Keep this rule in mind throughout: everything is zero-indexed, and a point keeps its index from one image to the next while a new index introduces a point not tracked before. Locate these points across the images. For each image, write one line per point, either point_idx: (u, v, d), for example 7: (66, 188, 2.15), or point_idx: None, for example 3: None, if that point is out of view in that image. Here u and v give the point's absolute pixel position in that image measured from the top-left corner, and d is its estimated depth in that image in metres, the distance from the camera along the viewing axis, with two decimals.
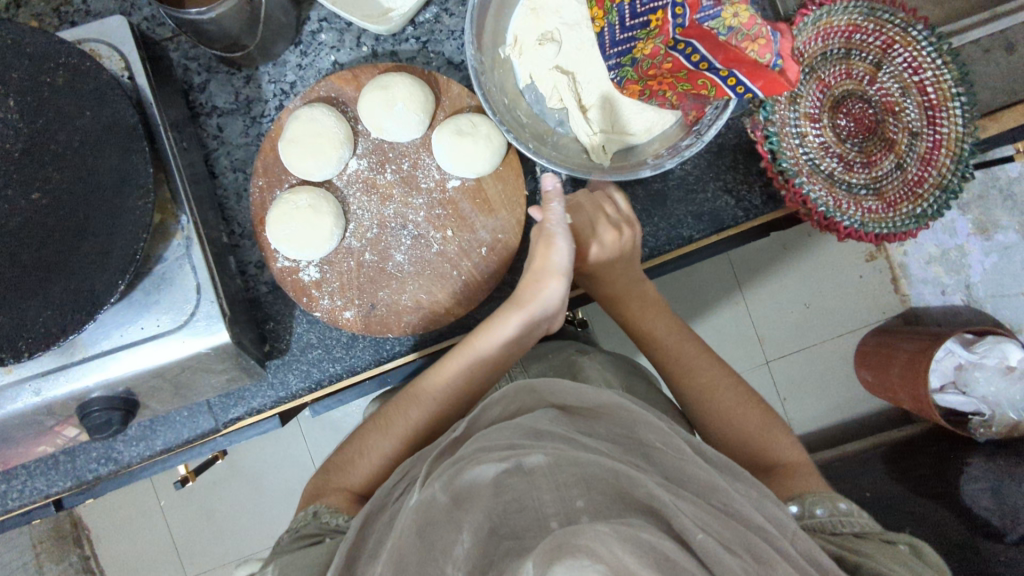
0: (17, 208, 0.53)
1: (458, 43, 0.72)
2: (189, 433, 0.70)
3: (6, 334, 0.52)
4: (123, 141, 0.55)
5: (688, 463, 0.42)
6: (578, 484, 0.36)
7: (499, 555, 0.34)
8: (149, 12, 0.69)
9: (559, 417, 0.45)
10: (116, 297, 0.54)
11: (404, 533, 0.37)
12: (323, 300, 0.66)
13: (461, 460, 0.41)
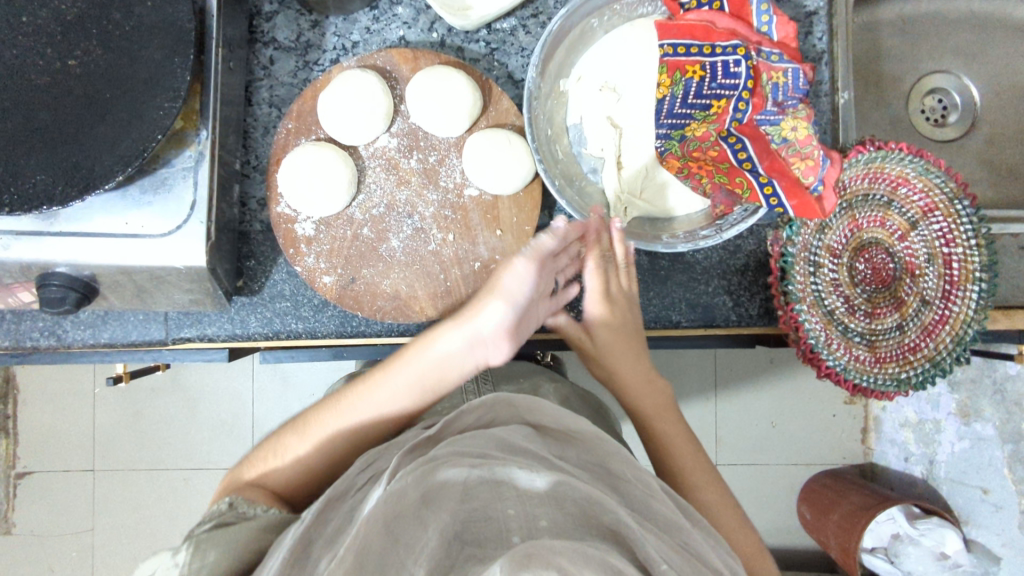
0: (50, 69, 0.54)
1: (524, 61, 0.72)
2: (137, 336, 0.69)
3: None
4: (172, 39, 0.55)
5: (654, 500, 0.44)
6: (544, 502, 0.39)
7: (459, 560, 0.36)
8: None
9: (534, 434, 0.47)
10: (111, 185, 0.54)
11: (369, 518, 0.37)
12: (308, 258, 0.65)
13: (432, 460, 0.41)
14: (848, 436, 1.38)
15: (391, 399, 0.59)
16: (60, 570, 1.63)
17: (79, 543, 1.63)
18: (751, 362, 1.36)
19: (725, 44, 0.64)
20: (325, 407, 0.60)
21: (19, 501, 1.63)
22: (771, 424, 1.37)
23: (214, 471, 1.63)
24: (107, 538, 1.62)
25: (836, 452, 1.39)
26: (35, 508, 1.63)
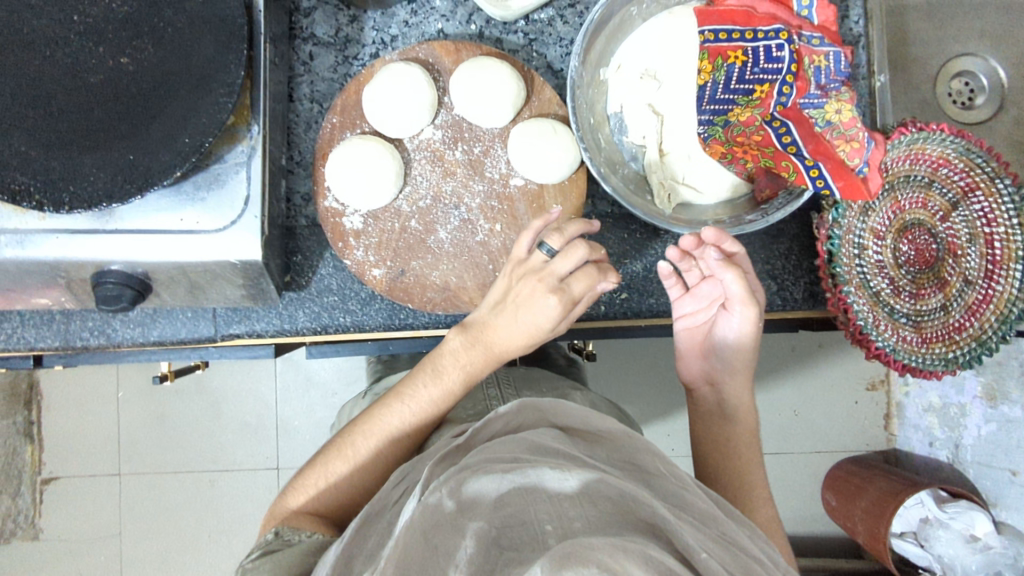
0: (104, 67, 0.54)
1: (563, 51, 0.72)
2: (187, 333, 0.69)
3: (50, 181, 0.52)
4: (224, 35, 0.56)
5: (689, 494, 0.42)
6: (578, 498, 0.36)
7: (499, 565, 0.32)
8: None
9: (571, 442, 0.45)
10: (169, 182, 0.54)
11: (404, 539, 0.36)
12: (357, 251, 0.65)
13: (466, 468, 0.40)
14: (871, 423, 1.39)
15: (418, 411, 0.61)
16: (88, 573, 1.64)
17: (109, 546, 1.64)
18: (777, 351, 1.36)
19: (767, 28, 0.65)
20: (362, 424, 0.61)
21: (45, 508, 1.64)
22: (794, 413, 1.38)
23: (241, 472, 1.65)
24: (135, 541, 1.64)
25: (860, 439, 1.40)
26: (62, 514, 1.64)
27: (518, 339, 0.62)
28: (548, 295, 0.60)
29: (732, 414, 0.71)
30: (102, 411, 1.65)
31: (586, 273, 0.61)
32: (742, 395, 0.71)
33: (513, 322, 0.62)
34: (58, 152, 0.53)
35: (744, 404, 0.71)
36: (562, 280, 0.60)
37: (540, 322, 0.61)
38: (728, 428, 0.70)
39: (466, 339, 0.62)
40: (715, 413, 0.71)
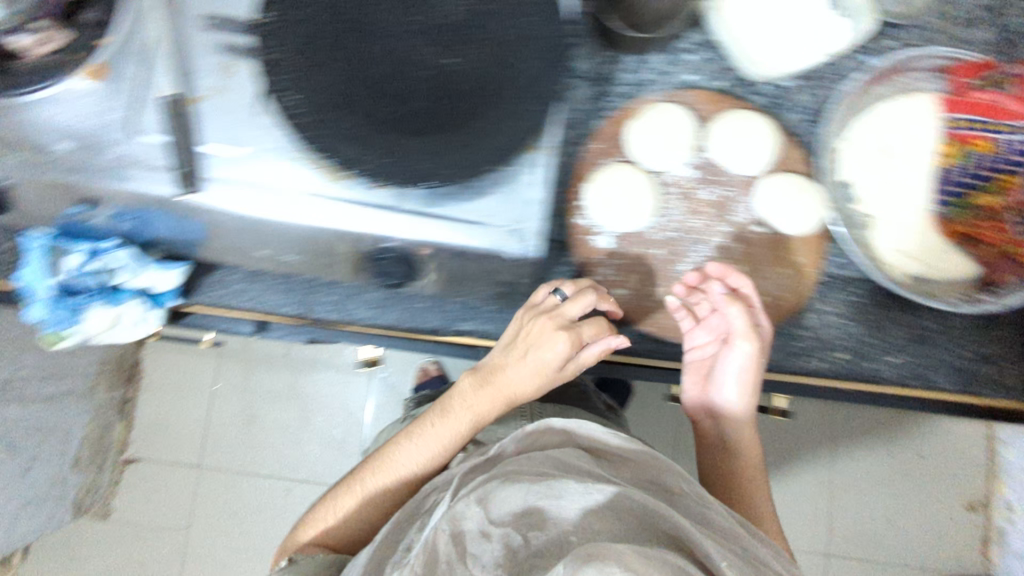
0: (433, 63, 0.57)
1: (803, 118, 0.74)
2: (417, 321, 0.72)
3: (365, 155, 0.57)
4: (546, 52, 0.58)
5: (711, 511, 0.54)
6: (602, 511, 0.49)
7: (527, 561, 0.48)
8: None
9: (602, 461, 0.57)
10: (478, 175, 0.57)
11: (441, 534, 0.51)
12: (603, 269, 0.68)
13: (499, 476, 0.54)
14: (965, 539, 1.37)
15: (425, 457, 0.68)
16: (150, 561, 1.63)
17: (174, 537, 1.63)
18: (871, 446, 1.38)
19: (1015, 121, 0.65)
20: (375, 464, 0.69)
21: (121, 488, 1.64)
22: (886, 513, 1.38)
23: (316, 485, 1.64)
24: (201, 536, 1.63)
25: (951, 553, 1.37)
26: (136, 496, 1.64)
27: (529, 380, 0.65)
28: (553, 333, 0.64)
29: (740, 453, 0.72)
30: (195, 400, 1.67)
31: (598, 325, 0.66)
32: (745, 433, 0.73)
33: (522, 366, 0.65)
34: (375, 130, 0.57)
35: (750, 440, 0.72)
36: (559, 313, 0.65)
37: (552, 366, 0.65)
38: (742, 466, 0.72)
39: (473, 382, 0.67)
40: (723, 440, 0.73)
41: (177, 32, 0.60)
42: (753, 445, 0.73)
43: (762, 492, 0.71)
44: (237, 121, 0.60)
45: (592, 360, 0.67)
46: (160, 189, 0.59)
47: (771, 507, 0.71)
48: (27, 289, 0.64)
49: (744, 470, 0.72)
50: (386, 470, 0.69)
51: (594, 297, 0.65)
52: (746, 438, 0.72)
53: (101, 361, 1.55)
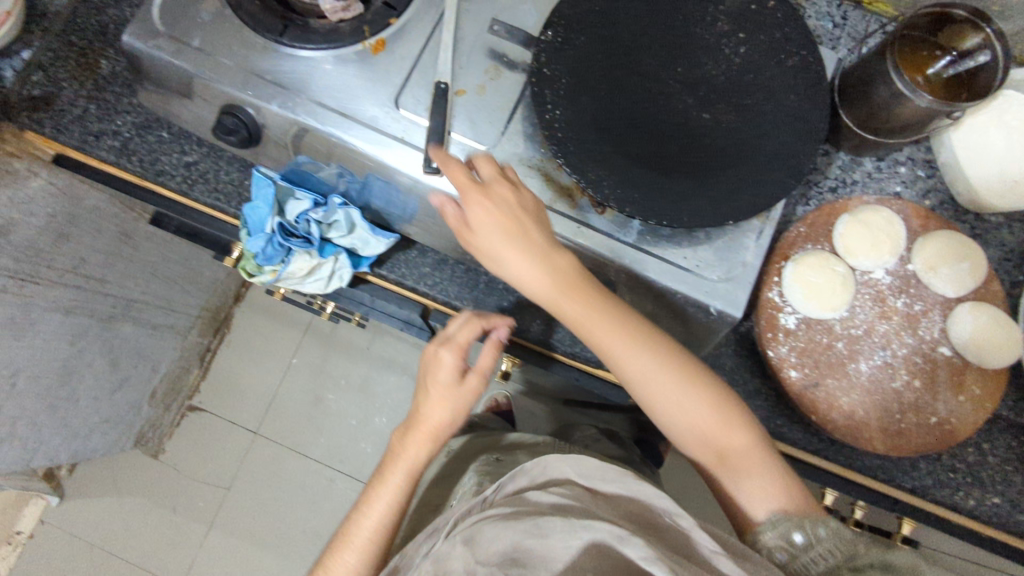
0: (692, 113, 0.60)
1: (1001, 257, 0.73)
2: (581, 350, 0.76)
3: (608, 179, 0.59)
4: (801, 131, 0.60)
5: (700, 542, 0.49)
6: (589, 551, 0.46)
7: None
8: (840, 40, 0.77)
9: (582, 493, 0.54)
10: (711, 226, 0.58)
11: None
12: (782, 347, 0.68)
13: (483, 520, 0.52)
14: None
15: (385, 508, 0.71)
16: (180, 513, 1.62)
17: (212, 496, 1.63)
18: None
19: None
20: (340, 544, 0.71)
21: (178, 432, 1.67)
22: None
23: (360, 483, 1.64)
24: (237, 502, 1.62)
25: None
26: (189, 444, 1.66)
27: (441, 408, 0.71)
28: (437, 353, 0.70)
29: (680, 415, 0.64)
30: (271, 368, 1.71)
31: (471, 323, 0.70)
32: (665, 373, 0.63)
33: (429, 395, 0.71)
34: (621, 160, 0.59)
35: (706, 416, 0.64)
36: (446, 337, 0.71)
37: (445, 381, 0.71)
38: (737, 464, 0.63)
39: (402, 428, 0.72)
40: (660, 406, 0.64)
41: (460, 31, 0.66)
42: (667, 377, 0.63)
43: (788, 496, 0.62)
44: (493, 121, 0.64)
45: (490, 363, 0.71)
46: (408, 162, 0.63)
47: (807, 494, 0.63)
48: (250, 221, 0.69)
49: (735, 476, 0.63)
50: (351, 542, 0.71)
51: (469, 314, 0.71)
52: (737, 438, 0.64)
53: (203, 306, 1.59)
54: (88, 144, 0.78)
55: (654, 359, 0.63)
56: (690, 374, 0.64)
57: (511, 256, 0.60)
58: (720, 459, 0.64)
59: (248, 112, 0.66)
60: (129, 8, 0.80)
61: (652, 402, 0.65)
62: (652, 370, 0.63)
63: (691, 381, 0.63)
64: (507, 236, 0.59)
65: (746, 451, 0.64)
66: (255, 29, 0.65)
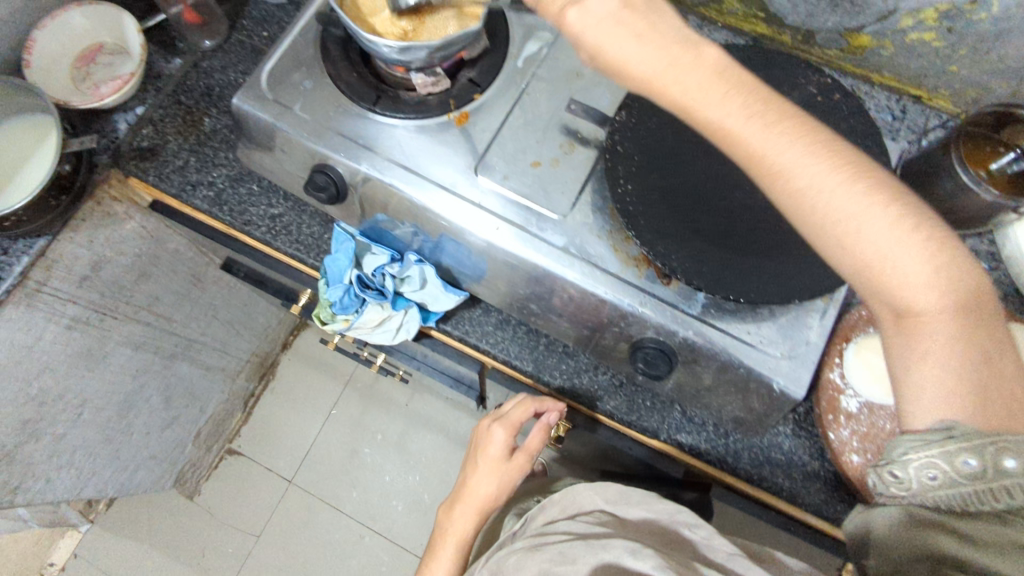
0: (758, 195, 0.63)
1: None
2: (639, 420, 0.74)
3: (676, 252, 0.61)
4: None
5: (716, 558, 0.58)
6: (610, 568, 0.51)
7: None
8: (899, 132, 0.79)
9: (609, 519, 0.66)
10: (777, 304, 0.60)
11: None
12: (842, 431, 0.68)
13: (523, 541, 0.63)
14: None
15: None
16: (210, 558, 1.61)
17: (242, 542, 1.63)
18: None
19: None
20: None
21: (215, 474, 1.68)
22: None
23: (389, 542, 1.62)
24: (267, 552, 1.61)
25: None
26: (225, 488, 1.67)
27: (488, 482, 0.76)
28: (491, 428, 0.77)
29: (828, 258, 0.49)
30: (312, 416, 1.73)
31: (524, 403, 0.76)
32: (835, 184, 0.48)
33: (479, 470, 0.76)
34: (689, 233, 0.62)
35: (884, 232, 0.46)
36: (501, 415, 0.77)
37: (494, 454, 0.76)
38: (924, 327, 0.46)
39: (452, 500, 0.77)
40: (835, 232, 0.48)
41: (538, 108, 0.71)
42: (853, 195, 0.47)
43: (988, 409, 0.44)
44: (565, 192, 0.67)
45: (537, 442, 0.76)
46: (483, 225, 0.66)
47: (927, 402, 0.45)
48: (330, 273, 0.76)
49: (908, 344, 0.47)
50: None
51: (523, 395, 0.77)
52: (927, 296, 0.46)
53: (253, 351, 1.64)
54: (185, 193, 0.83)
55: (862, 192, 0.47)
56: (871, 194, 0.47)
57: (661, 80, 0.51)
58: (899, 318, 0.47)
59: (338, 171, 0.71)
60: (234, 74, 0.88)
61: (825, 230, 0.48)
62: (818, 179, 0.48)
63: (866, 199, 0.47)
64: (644, 38, 0.51)
65: (942, 327, 0.45)
66: (351, 99, 0.72)
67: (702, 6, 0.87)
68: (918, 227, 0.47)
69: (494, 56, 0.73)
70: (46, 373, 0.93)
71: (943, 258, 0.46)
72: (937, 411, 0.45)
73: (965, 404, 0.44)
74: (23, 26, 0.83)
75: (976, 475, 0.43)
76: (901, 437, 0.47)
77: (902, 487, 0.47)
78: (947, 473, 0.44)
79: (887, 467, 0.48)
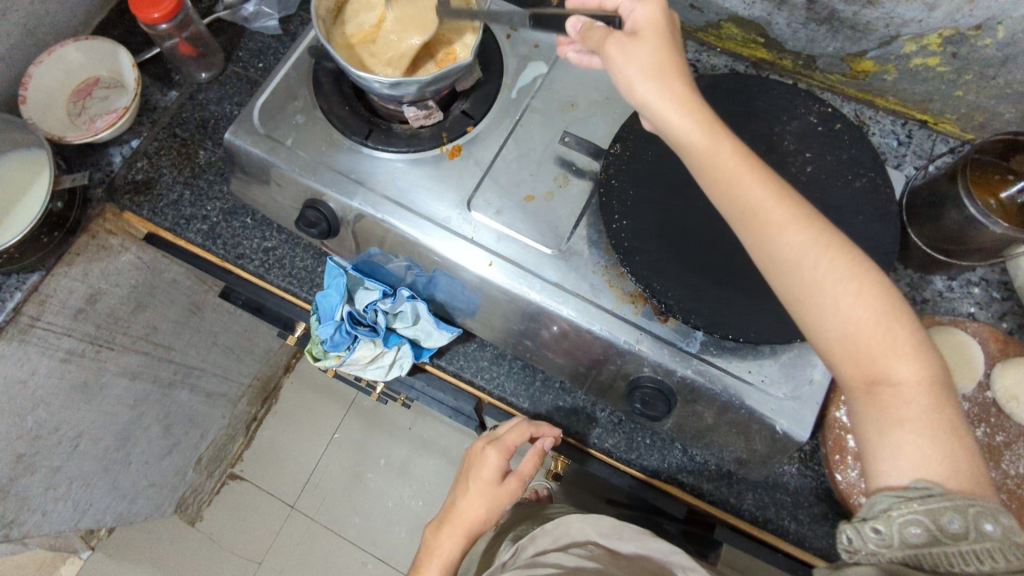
0: None
1: None
2: (639, 459, 0.72)
3: (673, 289, 0.59)
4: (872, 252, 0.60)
5: None
6: None
7: None
8: (902, 159, 0.78)
9: (602, 555, 0.69)
10: (778, 344, 0.58)
11: None
12: (849, 471, 0.65)
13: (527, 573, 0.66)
14: None
15: None
16: None
17: (243, 570, 1.61)
18: None
19: None
20: None
21: (216, 500, 1.67)
22: None
23: (392, 570, 1.59)
24: None
25: None
26: (226, 514, 1.66)
27: (478, 505, 0.73)
28: (484, 450, 0.74)
29: (814, 324, 0.51)
30: (314, 441, 1.71)
31: (519, 427, 0.72)
32: (828, 258, 0.49)
33: (470, 490, 0.74)
34: (686, 270, 0.60)
35: (869, 306, 0.49)
36: (496, 437, 0.74)
37: (486, 478, 0.73)
38: (897, 397, 0.48)
39: (439, 517, 0.75)
40: (850, 336, 0.49)
41: (532, 140, 0.70)
42: (844, 270, 0.49)
43: (958, 473, 0.46)
44: (560, 226, 0.66)
45: (532, 465, 0.72)
46: (475, 261, 0.65)
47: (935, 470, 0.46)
48: (322, 308, 0.74)
49: (879, 412, 0.49)
50: None
51: (520, 418, 0.73)
52: (904, 370, 0.48)
53: (255, 376, 1.63)
54: (179, 227, 0.83)
55: (851, 268, 0.49)
56: (858, 272, 0.50)
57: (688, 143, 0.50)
58: (873, 386, 0.49)
59: (329, 207, 0.70)
60: (230, 106, 0.88)
61: (812, 295, 0.50)
62: (815, 248, 0.49)
63: (855, 275, 0.49)
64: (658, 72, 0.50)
65: (916, 399, 0.48)
66: (343, 133, 0.71)
67: (700, 31, 0.85)
68: (901, 309, 0.49)
69: (487, 87, 0.72)
70: (39, 406, 0.93)
71: (917, 341, 0.49)
72: (926, 475, 0.46)
73: (942, 467, 0.46)
74: (20, 62, 0.84)
75: (959, 535, 0.44)
76: (880, 493, 0.47)
77: (883, 543, 0.46)
78: (933, 531, 0.44)
79: (869, 523, 0.47)
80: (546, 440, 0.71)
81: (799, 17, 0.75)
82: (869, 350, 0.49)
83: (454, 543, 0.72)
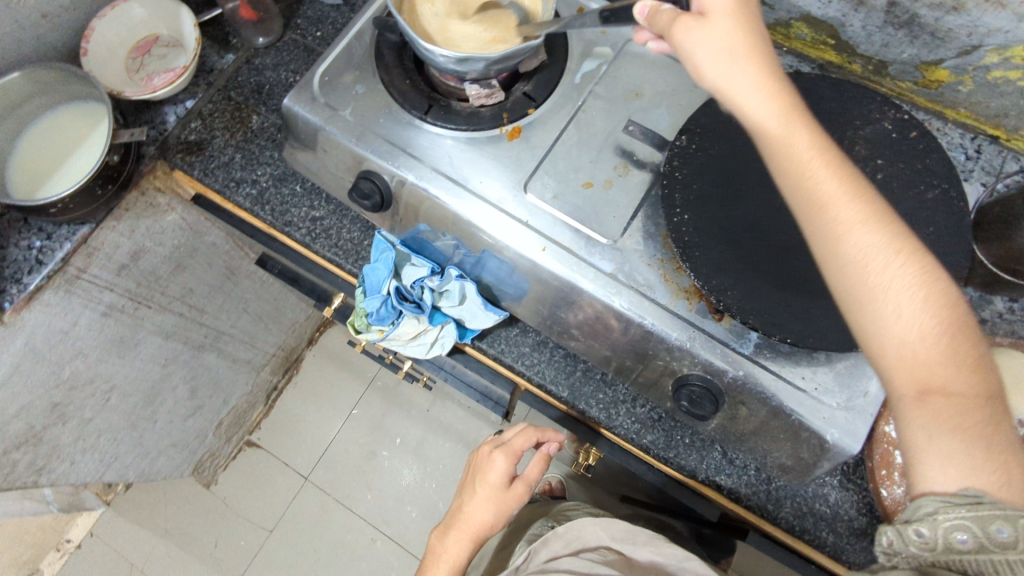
0: None
1: None
2: (677, 458, 0.71)
3: (732, 288, 0.58)
4: (942, 268, 0.58)
5: None
6: None
7: None
8: (971, 173, 0.75)
9: (614, 558, 0.68)
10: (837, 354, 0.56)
11: None
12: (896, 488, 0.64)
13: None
14: None
15: None
16: (223, 549, 1.61)
17: (255, 536, 1.62)
18: None
19: None
20: None
21: (233, 465, 1.69)
22: None
23: (401, 549, 1.60)
24: (279, 548, 1.61)
25: None
26: (242, 480, 1.67)
27: (485, 510, 0.73)
28: (491, 455, 0.75)
29: (868, 327, 0.49)
30: (332, 415, 1.72)
31: (526, 432, 0.75)
32: (894, 263, 0.48)
33: (474, 496, 0.74)
34: (745, 269, 0.59)
35: (929, 315, 0.47)
36: (502, 442, 0.76)
37: (493, 483, 0.73)
38: (946, 407, 0.46)
39: (446, 522, 0.74)
40: (898, 340, 0.47)
41: (593, 127, 0.69)
42: (911, 277, 0.48)
43: (1008, 486, 0.44)
44: (617, 216, 0.65)
45: (535, 475, 0.74)
46: (528, 245, 0.64)
47: (970, 473, 0.44)
48: (368, 282, 0.74)
49: (927, 419, 0.47)
50: None
51: (527, 424, 0.77)
52: (959, 382, 0.47)
53: (280, 345, 1.64)
54: (228, 189, 0.83)
55: (910, 269, 0.48)
56: (926, 280, 0.48)
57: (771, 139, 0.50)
58: (925, 393, 0.47)
59: (383, 179, 0.69)
60: (285, 72, 0.88)
61: (868, 295, 0.48)
62: (885, 251, 0.48)
63: (922, 284, 0.48)
64: (745, 69, 0.50)
65: (970, 411, 0.46)
66: (402, 106, 0.70)
67: (768, 29, 0.83)
68: (964, 325, 0.48)
69: (551, 70, 0.71)
70: (77, 358, 0.94)
71: (971, 357, 0.47)
72: (969, 483, 0.44)
73: (990, 475, 0.44)
74: (82, 14, 0.84)
75: (1008, 544, 0.42)
76: (925, 496, 0.45)
77: (925, 547, 0.45)
78: (979, 538, 0.43)
79: (912, 525, 0.45)
80: (551, 446, 0.75)
81: (877, 19, 0.73)
82: (928, 355, 0.47)
83: (462, 547, 0.72)
